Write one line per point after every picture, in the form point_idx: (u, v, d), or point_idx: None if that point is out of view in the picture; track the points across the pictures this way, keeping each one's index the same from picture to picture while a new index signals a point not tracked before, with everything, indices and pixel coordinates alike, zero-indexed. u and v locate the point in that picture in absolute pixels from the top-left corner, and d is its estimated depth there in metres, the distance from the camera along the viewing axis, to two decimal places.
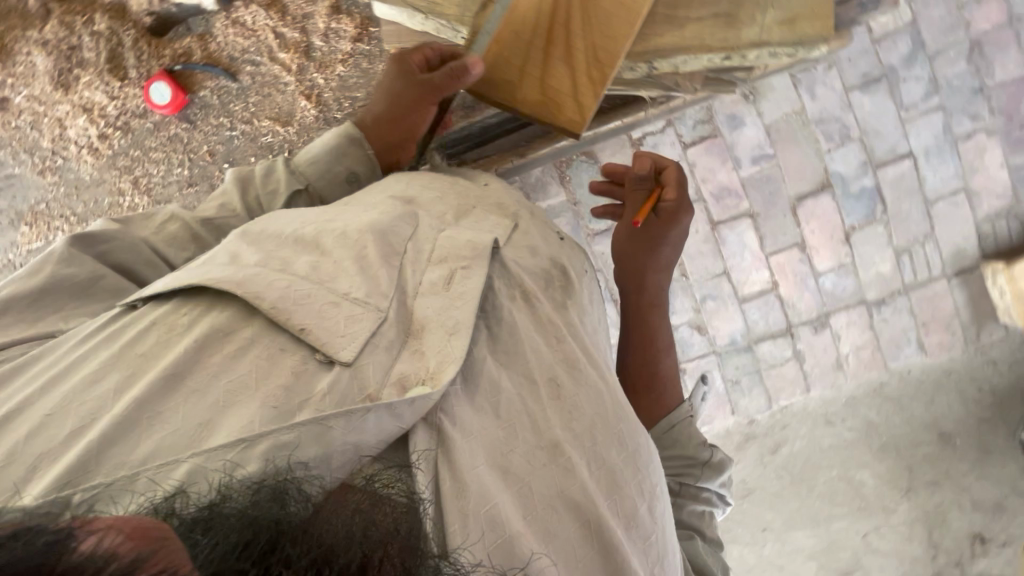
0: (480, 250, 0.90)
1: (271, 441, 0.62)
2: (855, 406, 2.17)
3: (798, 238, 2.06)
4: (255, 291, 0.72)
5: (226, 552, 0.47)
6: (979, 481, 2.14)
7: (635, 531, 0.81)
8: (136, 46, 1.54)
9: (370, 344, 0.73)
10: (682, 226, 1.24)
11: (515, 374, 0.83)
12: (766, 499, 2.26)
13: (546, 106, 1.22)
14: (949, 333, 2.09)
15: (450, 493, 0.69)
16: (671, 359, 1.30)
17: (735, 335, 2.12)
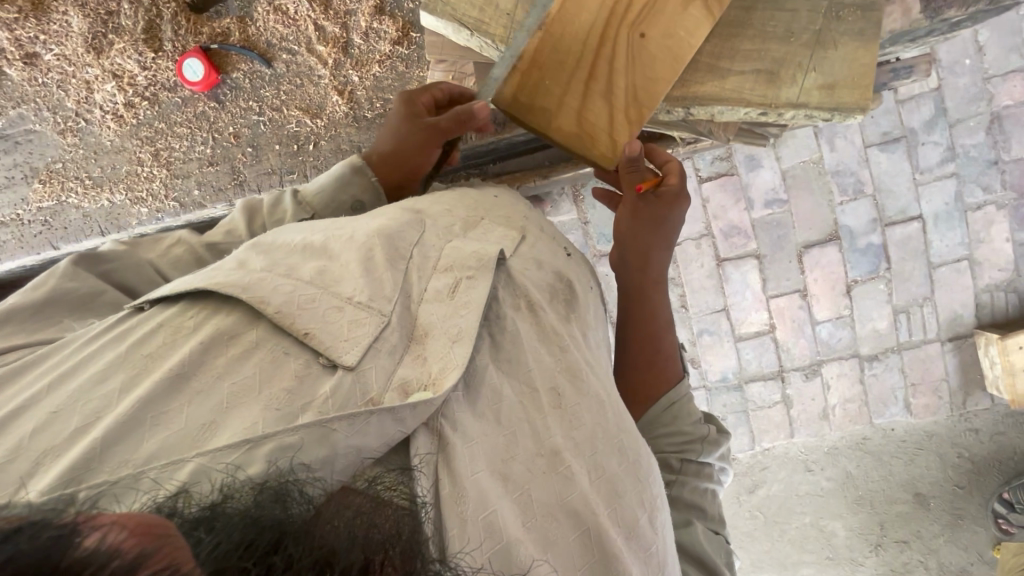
0: (487, 261, 0.79)
1: (276, 443, 0.53)
2: (836, 457, 2.18)
3: (800, 285, 2.08)
4: (260, 296, 0.64)
5: (228, 551, 0.38)
6: (948, 544, 2.16)
7: (638, 546, 0.68)
8: (174, 19, 1.39)
9: (372, 349, 0.63)
10: (679, 214, 1.07)
11: (516, 384, 0.71)
12: (738, 538, 2.27)
13: (576, 144, 1.05)
14: (936, 397, 2.11)
15: (448, 498, 0.57)
16: (670, 339, 1.09)
17: (728, 373, 2.14)
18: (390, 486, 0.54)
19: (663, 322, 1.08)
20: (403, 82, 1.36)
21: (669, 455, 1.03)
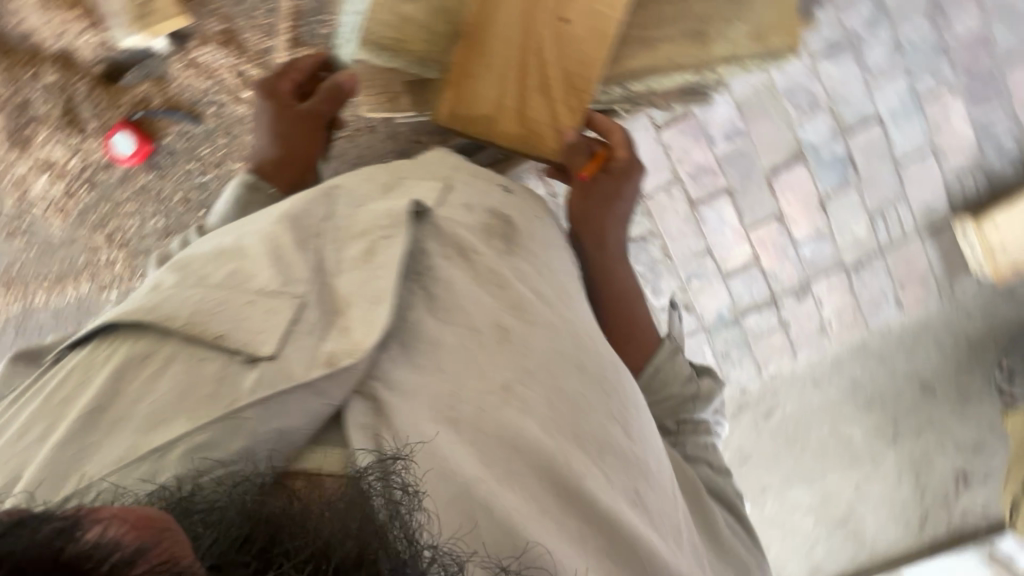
0: (398, 217, 0.86)
1: (188, 443, 0.62)
2: (840, 366, 2.24)
3: (776, 210, 2.09)
4: (169, 311, 0.69)
5: (226, 545, 0.50)
6: (959, 424, 2.25)
7: (611, 456, 0.81)
8: (90, 96, 1.35)
9: (291, 332, 0.70)
10: (634, 182, 1.20)
11: (456, 328, 0.81)
12: (765, 462, 2.29)
13: (525, 143, 1.17)
14: (923, 288, 2.17)
15: (395, 448, 0.68)
16: (642, 309, 1.19)
17: (723, 311, 2.17)
18: (332, 457, 0.67)
19: (629, 290, 1.19)
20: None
21: (664, 420, 1.13)
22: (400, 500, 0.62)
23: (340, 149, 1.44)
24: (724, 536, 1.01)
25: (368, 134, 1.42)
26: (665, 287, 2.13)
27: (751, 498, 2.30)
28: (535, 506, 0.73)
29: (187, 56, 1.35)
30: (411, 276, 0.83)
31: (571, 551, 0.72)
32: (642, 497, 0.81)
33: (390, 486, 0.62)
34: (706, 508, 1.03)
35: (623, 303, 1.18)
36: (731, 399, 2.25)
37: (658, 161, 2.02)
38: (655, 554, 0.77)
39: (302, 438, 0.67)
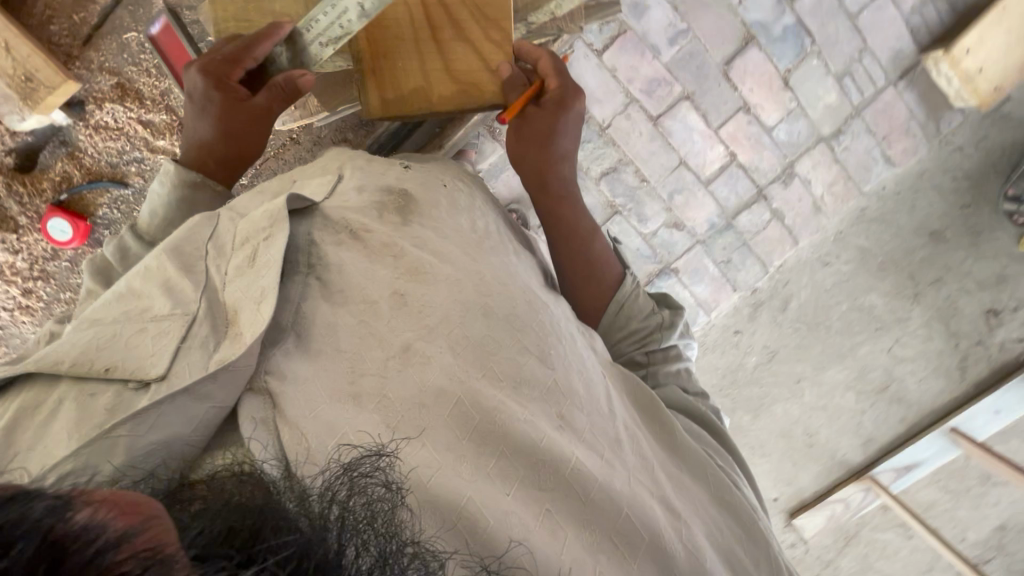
0: (277, 213, 0.80)
1: (58, 473, 0.57)
2: (844, 239, 2.18)
3: (739, 101, 2.01)
4: (56, 357, 0.65)
5: (215, 535, 0.45)
6: (978, 262, 2.19)
7: (526, 387, 0.75)
8: (12, 191, 1.46)
9: (183, 347, 0.66)
10: (576, 112, 1.11)
11: (352, 310, 0.75)
12: (792, 354, 2.27)
13: (465, 94, 1.13)
14: (910, 137, 2.09)
15: (291, 439, 0.64)
16: (602, 240, 1.16)
17: (713, 218, 2.12)
18: (235, 453, 0.62)
19: (586, 227, 1.15)
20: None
21: (632, 353, 1.09)
22: (377, 498, 0.56)
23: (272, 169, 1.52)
24: (709, 464, 0.86)
25: (294, 147, 1.51)
26: (651, 212, 2.09)
27: (788, 390, 2.31)
28: (446, 454, 0.67)
29: (90, 120, 1.45)
30: (300, 269, 0.78)
31: (492, 493, 0.66)
32: (569, 420, 0.75)
33: (358, 489, 0.56)
34: (681, 438, 0.87)
35: (582, 243, 1.15)
36: (744, 302, 2.23)
37: (606, 86, 1.93)
38: (583, 474, 0.71)
39: (191, 448, 0.63)
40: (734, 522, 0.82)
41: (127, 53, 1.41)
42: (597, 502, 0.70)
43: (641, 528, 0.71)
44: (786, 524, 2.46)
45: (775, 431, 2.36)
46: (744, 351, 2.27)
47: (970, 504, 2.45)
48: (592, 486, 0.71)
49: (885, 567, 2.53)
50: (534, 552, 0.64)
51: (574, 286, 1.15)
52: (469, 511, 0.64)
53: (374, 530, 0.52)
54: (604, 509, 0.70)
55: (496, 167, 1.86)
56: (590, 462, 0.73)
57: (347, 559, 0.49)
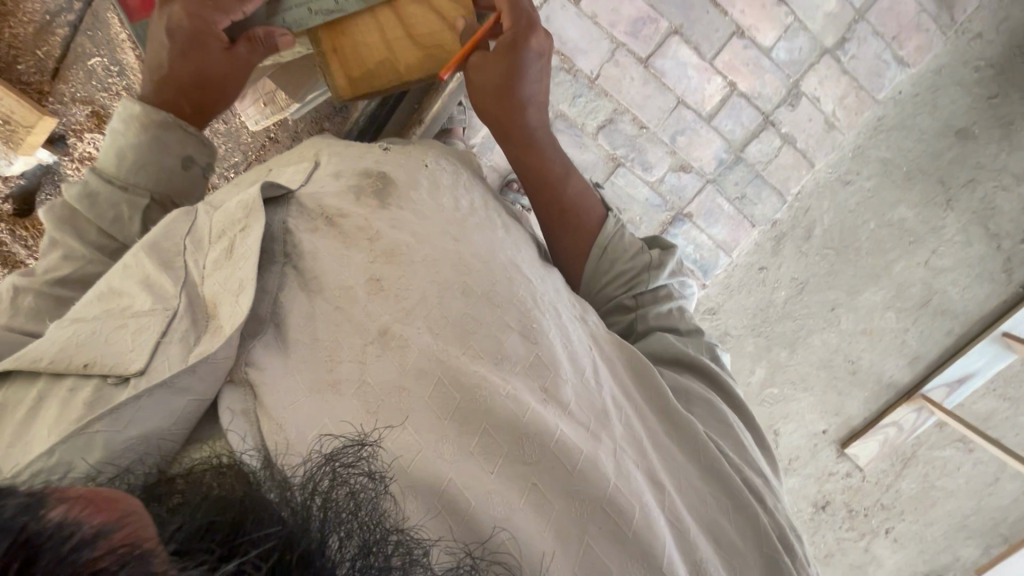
0: (253, 202, 0.77)
1: (36, 469, 0.56)
2: (863, 153, 2.07)
3: (732, 26, 1.90)
4: (34, 353, 0.65)
5: (196, 530, 0.45)
6: (1012, 154, 2.05)
7: (508, 362, 0.71)
8: (17, 236, 1.56)
9: (161, 344, 0.64)
10: (534, 49, 1.01)
11: (327, 300, 0.73)
12: (821, 283, 2.18)
13: (430, 57, 1.09)
14: (924, 32, 1.94)
15: (269, 429, 0.62)
16: (576, 184, 1.10)
17: (721, 154, 2.03)
18: (214, 446, 0.61)
19: (557, 173, 1.09)
20: (239, 143, 1.52)
21: (620, 297, 1.05)
22: (360, 488, 0.55)
23: None
24: (701, 436, 0.81)
25: (274, 147, 1.53)
26: (655, 159, 2.02)
27: (822, 320, 2.23)
28: (426, 435, 0.64)
29: (74, 153, 1.53)
30: (276, 259, 0.77)
31: (474, 471, 0.64)
32: (555, 395, 0.72)
33: (342, 479, 0.55)
34: (672, 404, 0.83)
35: (553, 190, 1.08)
36: (765, 237, 2.14)
37: (589, 35, 1.86)
38: (569, 447, 0.67)
39: (175, 440, 0.62)
40: (723, 494, 0.78)
41: (95, 79, 1.47)
42: (584, 477, 0.67)
43: (629, 500, 0.68)
44: (839, 455, 2.42)
45: (815, 364, 2.29)
46: (771, 287, 2.19)
47: None
48: (577, 458, 0.67)
49: (949, 485, 2.46)
50: (514, 530, 0.62)
51: (551, 234, 1.10)
52: (452, 493, 0.62)
53: (355, 522, 0.52)
54: (590, 484, 0.67)
55: (488, 141, 1.82)
56: (575, 436, 0.69)
57: (330, 549, 0.49)
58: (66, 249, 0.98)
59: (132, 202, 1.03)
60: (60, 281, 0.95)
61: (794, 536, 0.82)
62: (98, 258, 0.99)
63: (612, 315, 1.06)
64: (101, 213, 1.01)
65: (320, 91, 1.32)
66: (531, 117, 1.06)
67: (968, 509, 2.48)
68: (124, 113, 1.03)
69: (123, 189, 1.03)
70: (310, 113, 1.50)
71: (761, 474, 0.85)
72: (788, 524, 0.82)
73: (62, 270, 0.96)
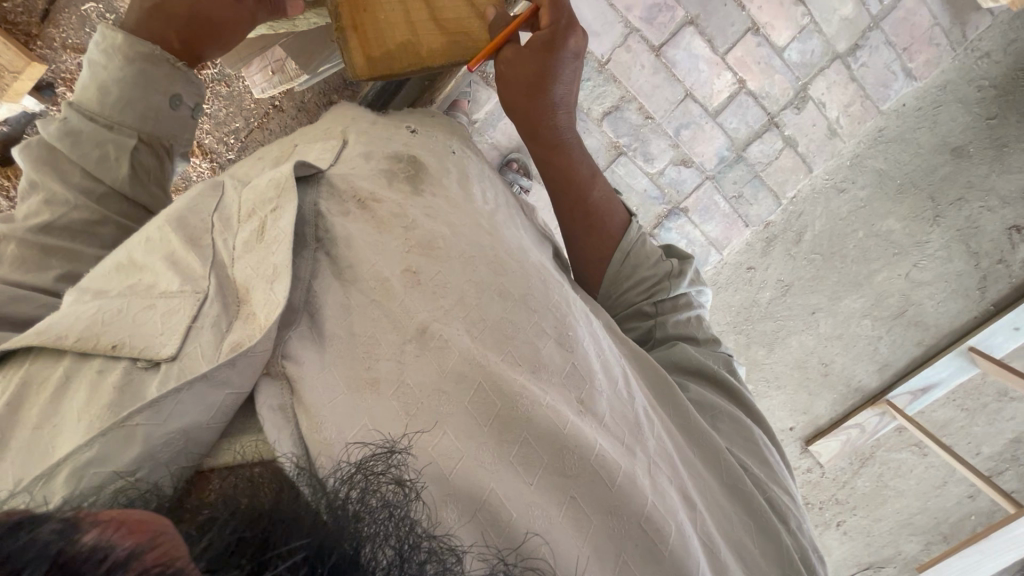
0: (285, 182, 0.73)
1: (73, 463, 0.49)
2: (861, 163, 2.08)
3: (748, 22, 1.88)
4: (56, 331, 0.58)
5: (226, 546, 0.41)
6: (1003, 177, 2.09)
7: (545, 371, 0.70)
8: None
9: (194, 329, 0.60)
10: (573, 48, 0.98)
11: (362, 291, 0.69)
12: (805, 286, 2.23)
13: (455, 42, 1.05)
14: (933, 47, 1.96)
15: (306, 430, 0.58)
16: (601, 186, 1.09)
17: (723, 151, 2.03)
18: (249, 447, 0.57)
19: (585, 175, 1.07)
20: (242, 108, 1.48)
21: (640, 304, 1.05)
22: (391, 497, 0.52)
23: (257, 140, 1.51)
24: (722, 452, 0.83)
25: (277, 115, 1.49)
26: (657, 150, 2.00)
27: (802, 322, 2.29)
28: (465, 442, 0.61)
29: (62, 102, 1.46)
30: (308, 243, 0.73)
31: (514, 482, 0.61)
32: (590, 406, 0.70)
33: (374, 487, 0.52)
34: (694, 419, 0.84)
35: (580, 194, 1.07)
36: (757, 238, 2.17)
37: (605, 16, 1.83)
38: (608, 462, 0.66)
39: (211, 435, 0.56)
40: (746, 514, 0.79)
41: (88, 26, 1.40)
42: (622, 494, 0.65)
43: (666, 516, 0.66)
44: (802, 451, 2.52)
45: (790, 364, 2.36)
46: (757, 287, 2.23)
47: (985, 421, 2.48)
48: (616, 473, 0.66)
49: (900, 485, 2.60)
50: (552, 542, 0.60)
51: (574, 237, 1.10)
52: (491, 502, 0.59)
53: (393, 530, 0.49)
54: (628, 501, 0.65)
55: (493, 116, 1.79)
56: (613, 450, 0.67)
57: (366, 561, 0.46)
58: (48, 193, 0.86)
59: (119, 143, 0.90)
60: (45, 228, 0.84)
61: (815, 556, 0.82)
62: (85, 202, 0.88)
63: (630, 320, 1.07)
64: (84, 154, 0.89)
65: (335, 62, 1.28)
66: (562, 119, 1.03)
67: (914, 508, 2.63)
68: (106, 42, 0.89)
69: (109, 128, 0.90)
70: (320, 84, 1.47)
71: (784, 490, 0.87)
72: (809, 545, 0.83)
73: (41, 216, 0.84)
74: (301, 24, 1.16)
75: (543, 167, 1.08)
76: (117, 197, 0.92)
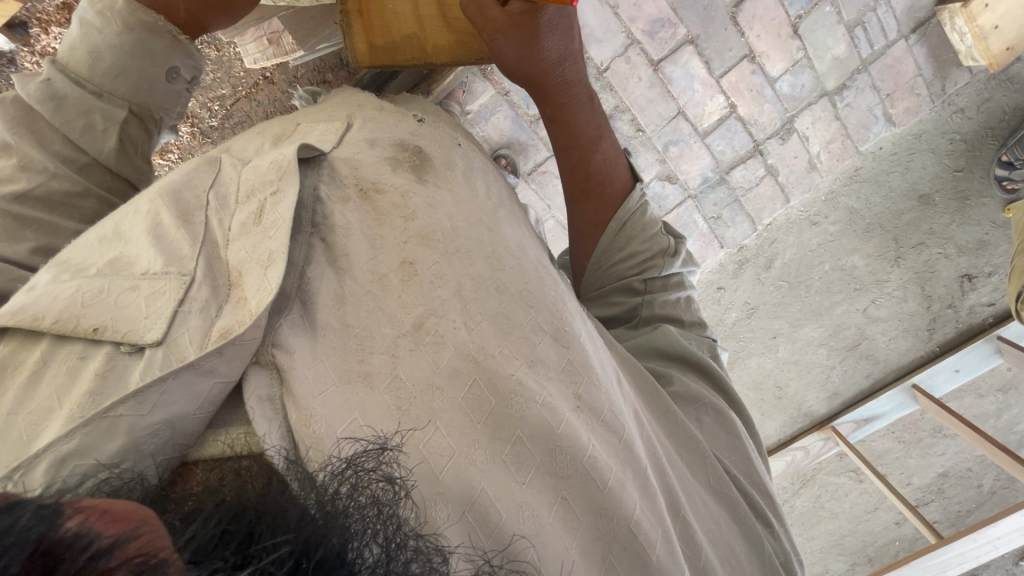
0: (289, 166, 0.72)
1: (54, 455, 0.47)
2: (835, 199, 2.16)
3: (745, 49, 1.92)
4: (33, 311, 0.55)
5: (210, 541, 0.40)
6: (962, 227, 2.20)
7: (542, 367, 0.70)
8: None
9: (181, 314, 0.58)
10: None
11: (358, 281, 0.68)
12: (770, 311, 2.31)
13: (461, 45, 1.04)
14: (914, 96, 2.04)
15: (298, 422, 0.57)
16: (606, 148, 1.05)
17: (707, 172, 2.06)
18: (237, 441, 0.56)
19: (589, 136, 1.03)
20: (230, 76, 1.43)
21: (630, 280, 1.05)
22: (379, 493, 0.51)
23: (244, 111, 1.46)
24: (706, 454, 0.86)
25: (267, 87, 1.45)
26: (645, 163, 2.02)
27: (763, 345, 2.36)
28: (458, 440, 0.61)
29: (35, 46, 1.37)
30: (304, 228, 0.70)
31: (506, 482, 0.61)
32: (589, 401, 0.71)
33: (364, 483, 0.51)
34: (678, 420, 0.87)
35: (582, 155, 1.03)
36: (730, 259, 2.22)
37: (608, 24, 1.83)
38: (600, 465, 0.66)
39: (196, 424, 0.55)
40: (729, 516, 0.82)
41: None
42: (613, 496, 0.65)
43: (653, 523, 0.67)
44: None
45: (748, 384, 2.43)
46: (726, 307, 2.28)
47: (919, 454, 2.63)
48: (608, 474, 0.66)
49: (835, 507, 2.73)
50: (539, 545, 0.60)
51: (576, 199, 1.07)
52: (482, 502, 0.59)
53: (384, 524, 0.49)
54: (618, 506, 0.65)
55: (485, 110, 1.77)
56: (607, 452, 0.68)
57: (355, 555, 0.45)
58: (23, 157, 0.81)
59: (107, 113, 0.86)
60: (20, 197, 0.79)
61: (794, 560, 0.86)
62: (66, 173, 0.83)
63: (616, 295, 1.07)
64: (69, 122, 0.84)
65: (337, 43, 1.25)
66: (566, 75, 0.98)
67: (846, 530, 2.77)
68: (103, 3, 0.83)
69: (98, 96, 0.85)
70: (315, 61, 1.43)
71: (767, 500, 0.90)
72: (789, 549, 0.87)
73: (17, 185, 0.79)
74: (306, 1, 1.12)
75: (549, 127, 1.03)
76: (101, 169, 0.88)
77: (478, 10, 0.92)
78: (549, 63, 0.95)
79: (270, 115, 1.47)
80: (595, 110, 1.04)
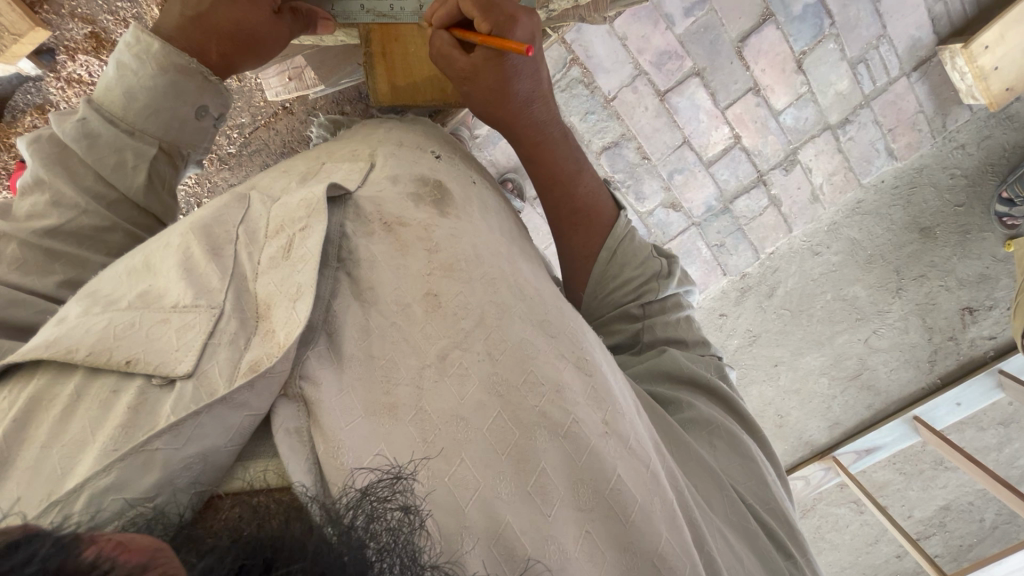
0: (317, 203, 0.73)
1: (93, 488, 0.49)
2: (837, 230, 2.18)
3: (750, 82, 1.96)
4: (68, 343, 0.56)
5: None
6: (964, 259, 2.22)
7: (569, 395, 0.70)
8: None
9: (210, 347, 0.58)
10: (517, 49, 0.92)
11: (382, 315, 0.69)
12: (773, 338, 2.31)
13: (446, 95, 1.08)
14: (916, 132, 2.07)
15: (324, 452, 0.57)
16: (588, 181, 1.06)
17: (711, 201, 2.09)
18: (267, 473, 0.57)
19: (569, 170, 1.04)
20: (251, 105, 1.46)
21: (628, 305, 1.06)
22: (397, 524, 0.51)
23: (262, 139, 1.49)
24: (724, 485, 0.86)
25: (286, 117, 1.48)
26: (650, 191, 2.05)
27: (765, 372, 2.36)
28: (482, 472, 0.61)
29: (61, 72, 1.41)
30: (330, 262, 0.71)
31: (531, 516, 0.61)
32: (615, 432, 0.71)
33: (380, 513, 0.51)
34: (694, 451, 0.87)
35: (565, 189, 1.05)
36: (732, 287, 2.23)
37: (617, 56, 1.88)
38: (625, 496, 0.66)
39: (226, 457, 0.56)
40: (748, 549, 0.81)
41: None
42: (637, 531, 0.65)
43: (681, 557, 0.66)
44: None
45: None
46: (728, 334, 2.28)
47: (921, 486, 2.62)
48: (633, 508, 0.66)
49: (835, 539, 2.71)
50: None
51: (563, 233, 1.08)
52: (507, 535, 0.59)
53: (402, 555, 0.49)
54: (642, 539, 0.65)
55: (493, 134, 1.80)
56: (632, 483, 0.67)
57: None
58: (56, 194, 0.83)
59: (139, 151, 0.87)
60: (51, 232, 0.81)
61: None
62: (96, 209, 0.85)
63: (617, 322, 1.07)
64: (102, 159, 0.86)
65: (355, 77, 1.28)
66: (536, 115, 1.00)
67: (846, 562, 2.74)
68: (141, 46, 0.86)
69: (131, 135, 0.87)
70: (334, 94, 1.45)
71: (791, 533, 0.88)
72: None
73: (48, 220, 0.81)
74: (330, 40, 1.15)
75: (528, 165, 1.05)
76: (128, 204, 0.89)
77: (447, 64, 0.96)
78: (518, 103, 0.98)
79: (288, 145, 1.50)
80: (573, 147, 1.06)
